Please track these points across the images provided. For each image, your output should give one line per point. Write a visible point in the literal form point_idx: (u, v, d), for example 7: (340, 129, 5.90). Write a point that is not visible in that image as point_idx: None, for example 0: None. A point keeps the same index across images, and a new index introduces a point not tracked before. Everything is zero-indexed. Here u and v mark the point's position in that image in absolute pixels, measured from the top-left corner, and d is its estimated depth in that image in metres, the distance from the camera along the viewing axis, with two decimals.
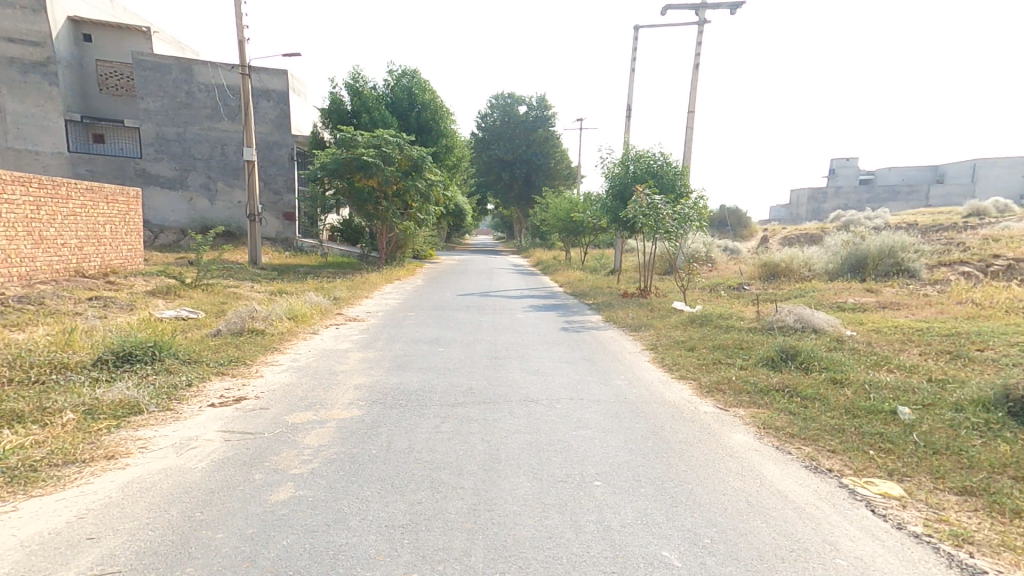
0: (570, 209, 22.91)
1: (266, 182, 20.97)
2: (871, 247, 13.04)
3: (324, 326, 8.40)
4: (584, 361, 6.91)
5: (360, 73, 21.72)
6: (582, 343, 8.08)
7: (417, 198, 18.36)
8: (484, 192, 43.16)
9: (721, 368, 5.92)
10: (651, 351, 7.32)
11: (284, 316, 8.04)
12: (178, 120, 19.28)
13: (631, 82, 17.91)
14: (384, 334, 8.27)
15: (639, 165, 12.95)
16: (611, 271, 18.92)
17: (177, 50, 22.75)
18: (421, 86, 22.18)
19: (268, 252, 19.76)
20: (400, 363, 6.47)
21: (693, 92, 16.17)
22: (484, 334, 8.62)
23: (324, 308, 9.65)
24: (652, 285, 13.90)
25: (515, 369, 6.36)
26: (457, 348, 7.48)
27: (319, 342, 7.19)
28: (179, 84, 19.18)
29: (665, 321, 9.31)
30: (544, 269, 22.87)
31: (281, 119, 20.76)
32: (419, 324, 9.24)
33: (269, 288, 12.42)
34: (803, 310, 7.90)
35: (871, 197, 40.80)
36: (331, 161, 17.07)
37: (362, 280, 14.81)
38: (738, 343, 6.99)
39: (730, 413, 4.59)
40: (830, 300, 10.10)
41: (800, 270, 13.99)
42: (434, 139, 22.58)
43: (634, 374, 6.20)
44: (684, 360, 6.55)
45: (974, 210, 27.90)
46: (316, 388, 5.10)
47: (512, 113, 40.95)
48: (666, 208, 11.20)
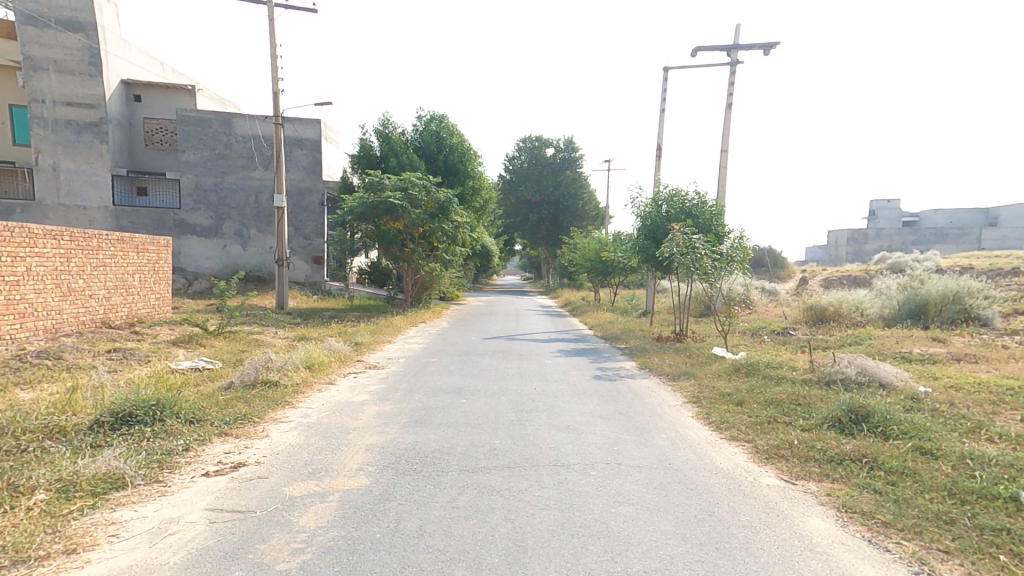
0: (599, 249, 22.51)
1: (297, 227, 21.37)
2: (932, 292, 12.10)
3: (341, 375, 8.04)
4: (619, 415, 6.25)
5: (389, 120, 22.25)
6: (616, 394, 7.42)
7: (443, 240, 18.29)
8: (511, 233, 43.34)
9: (777, 429, 5.25)
10: (693, 405, 6.63)
11: (301, 365, 7.74)
12: (216, 170, 19.98)
13: (661, 122, 17.73)
14: (404, 383, 7.84)
15: (673, 204, 12.49)
16: (643, 313, 18.22)
17: (220, 105, 23.89)
18: (449, 131, 22.54)
19: (297, 296, 19.90)
20: (418, 417, 5.99)
21: (726, 132, 15.83)
22: (511, 383, 8.06)
23: (344, 355, 9.33)
24: (688, 328, 13.16)
25: (543, 425, 5.77)
26: (481, 400, 6.95)
27: (334, 394, 6.82)
28: (219, 135, 19.96)
29: (707, 370, 8.62)
30: (573, 310, 22.33)
31: (314, 166, 21.31)
32: (441, 372, 8.76)
33: (292, 334, 12.27)
34: (865, 361, 7.17)
35: (916, 238, 39.09)
36: (359, 205, 17.25)
37: (387, 324, 14.58)
38: (793, 398, 6.27)
39: (797, 489, 3.92)
40: (892, 349, 9.26)
41: (852, 315, 13.09)
42: (461, 181, 22.75)
43: (677, 432, 5.53)
44: (732, 417, 5.83)
45: None
46: (324, 451, 4.65)
47: (539, 155, 41.48)
48: (704, 248, 10.71)
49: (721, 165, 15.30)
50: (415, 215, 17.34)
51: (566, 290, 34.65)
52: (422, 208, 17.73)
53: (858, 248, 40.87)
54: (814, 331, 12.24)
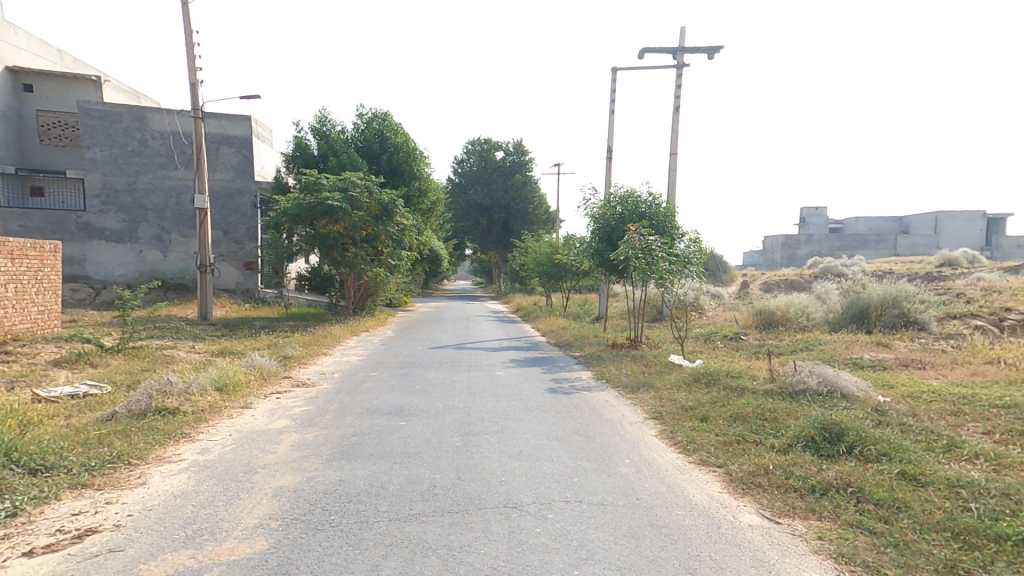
0: (551, 254, 22.05)
1: (226, 230, 19.70)
2: (873, 295, 12.27)
3: (261, 395, 7.01)
4: (576, 436, 5.61)
5: (326, 116, 20.92)
6: (572, 410, 6.79)
7: (388, 243, 17.23)
8: (461, 237, 42.50)
9: (750, 452, 4.76)
10: (656, 422, 6.10)
11: (210, 388, 6.66)
12: (129, 167, 18.06)
13: (611, 124, 17.50)
14: (336, 403, 6.90)
15: (627, 206, 12.16)
16: (596, 319, 17.89)
17: (134, 98, 21.79)
18: (393, 129, 21.45)
19: (225, 304, 18.28)
20: (348, 448, 5.10)
21: (674, 135, 15.76)
22: (457, 400, 7.27)
23: (268, 372, 8.28)
24: (642, 334, 12.88)
25: (493, 454, 5.02)
26: (423, 421, 6.15)
27: (247, 421, 5.84)
28: (131, 131, 18.09)
29: (665, 381, 8.18)
30: (525, 316, 21.70)
31: (244, 165, 19.70)
32: (381, 388, 7.84)
33: (211, 347, 11.01)
34: (824, 369, 6.92)
35: (843, 243, 41.26)
36: (293, 206, 16.00)
37: (324, 334, 13.42)
38: (758, 413, 5.86)
39: (783, 531, 3.39)
40: (843, 355, 9.15)
41: (799, 320, 13.17)
42: (407, 182, 21.69)
43: (642, 457, 4.94)
44: (698, 436, 5.35)
45: (947, 258, 28.20)
46: (214, 501, 3.73)
47: (489, 158, 40.90)
48: (660, 250, 10.39)
49: (670, 168, 15.17)
50: (356, 217, 16.19)
51: (518, 295, 34.14)
52: (364, 210, 16.60)
53: (791, 252, 42.71)
54: (764, 336, 12.18)
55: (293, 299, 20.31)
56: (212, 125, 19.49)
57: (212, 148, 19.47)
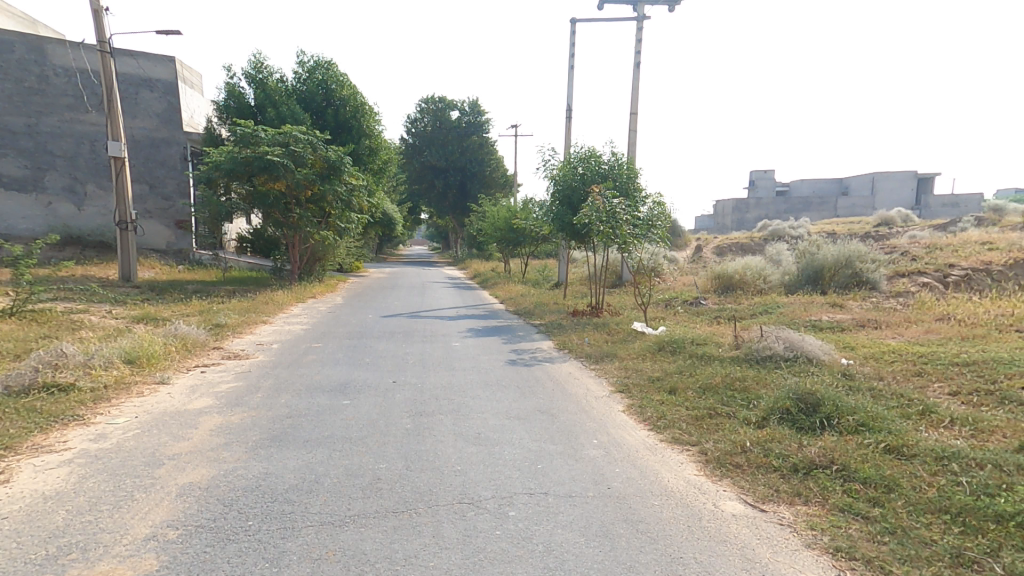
0: (510, 218, 21.35)
1: (153, 185, 17.89)
2: (827, 257, 12.41)
3: (182, 370, 6.17)
4: (539, 416, 5.16)
5: (262, 63, 19.03)
6: (533, 385, 6.35)
7: (335, 204, 16.03)
8: (416, 200, 40.97)
9: (724, 428, 4.43)
10: (623, 396, 5.73)
11: (119, 361, 5.76)
12: (29, 108, 15.97)
13: (570, 80, 16.77)
14: (271, 379, 6.15)
15: (588, 167, 11.58)
16: (556, 285, 17.52)
17: (28, 26, 19.11)
18: (338, 80, 19.80)
19: (154, 267, 16.72)
20: (281, 431, 4.42)
21: (634, 94, 15.19)
22: (410, 374, 6.67)
23: (195, 342, 7.40)
24: (603, 301, 12.60)
25: (447, 438, 4.49)
26: (370, 399, 5.54)
27: (161, 400, 5.05)
28: (27, 64, 15.92)
29: (629, 350, 7.86)
30: (484, 282, 21.08)
31: (170, 113, 17.83)
32: (324, 362, 7.12)
33: (131, 313, 9.90)
34: (790, 334, 6.72)
35: (789, 207, 42.37)
36: (227, 160, 14.53)
37: (264, 300, 12.38)
38: (727, 383, 5.59)
39: (769, 520, 3.04)
40: (803, 318, 9.09)
41: (756, 283, 13.19)
42: (355, 139, 20.23)
43: (612, 437, 4.54)
44: (669, 411, 5.00)
45: (884, 219, 29.30)
46: (96, 507, 3.03)
47: (443, 117, 39.18)
48: (624, 213, 9.96)
49: (630, 128, 14.65)
50: (299, 174, 14.86)
51: (476, 260, 33.33)
52: (307, 167, 15.27)
53: (741, 217, 43.60)
54: (722, 300, 12.13)
55: (233, 263, 18.85)
56: (130, 66, 17.36)
57: (131, 92, 17.40)
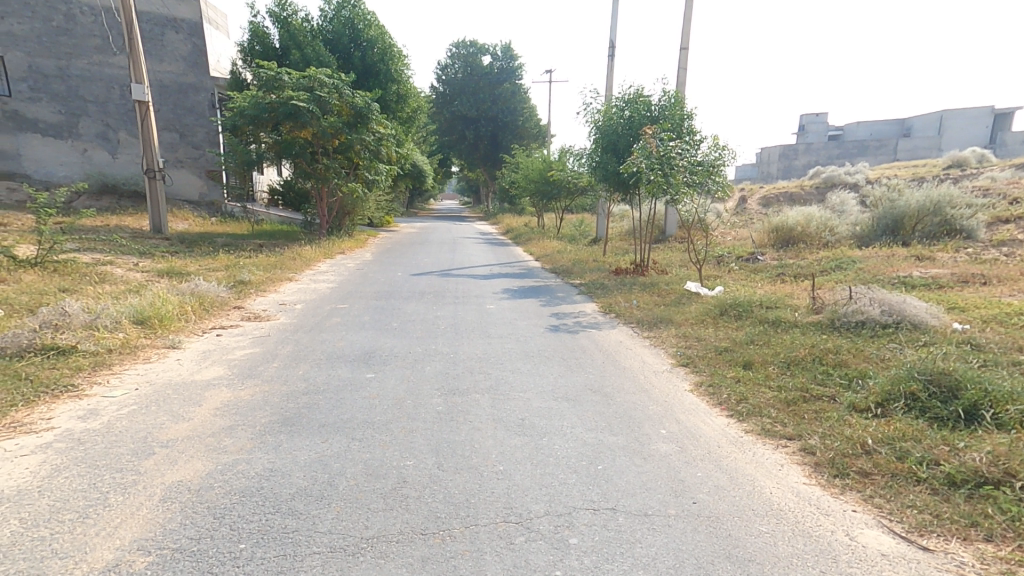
0: (544, 169, 20.12)
1: (183, 133, 17.42)
2: (909, 204, 11.01)
3: (196, 332, 5.60)
4: (592, 396, 4.41)
5: (286, 0, 17.89)
6: (580, 357, 5.58)
7: (364, 154, 15.22)
8: (446, 152, 39.77)
9: (828, 417, 3.55)
10: (689, 370, 4.90)
11: (127, 321, 5.18)
12: (58, 50, 15.48)
13: (616, 11, 15.20)
14: (291, 346, 5.53)
15: (635, 110, 10.31)
16: (595, 241, 16.54)
17: None
18: (365, 19, 18.59)
19: (186, 218, 16.48)
20: (293, 412, 3.79)
21: (688, 25, 13.53)
22: (440, 342, 5.98)
23: (214, 300, 6.87)
24: (648, 258, 11.58)
25: (485, 426, 3.77)
26: (396, 373, 4.87)
27: (167, 368, 4.46)
28: (55, 2, 15.30)
29: (685, 314, 6.95)
30: (515, 238, 20.17)
31: (196, 56, 17.12)
32: (349, 326, 6.48)
33: (157, 266, 9.51)
34: (886, 295, 5.67)
35: (841, 151, 38.85)
36: (250, 105, 13.75)
37: (293, 256, 11.88)
38: (817, 355, 4.66)
39: (942, 568, 2.21)
40: (889, 273, 7.93)
41: (821, 235, 11.89)
42: (383, 84, 19.14)
43: (685, 426, 3.73)
44: (749, 391, 4.14)
45: (956, 159, 26.44)
46: (56, 517, 2.45)
47: (474, 63, 37.28)
48: (682, 157, 8.82)
49: (682, 64, 13.14)
50: (325, 121, 13.99)
51: (507, 215, 32.27)
52: (334, 114, 14.39)
53: (788, 164, 40.57)
54: (783, 255, 10.95)
55: (263, 216, 18.45)
56: (153, 4, 16.54)
57: (156, 32, 16.64)
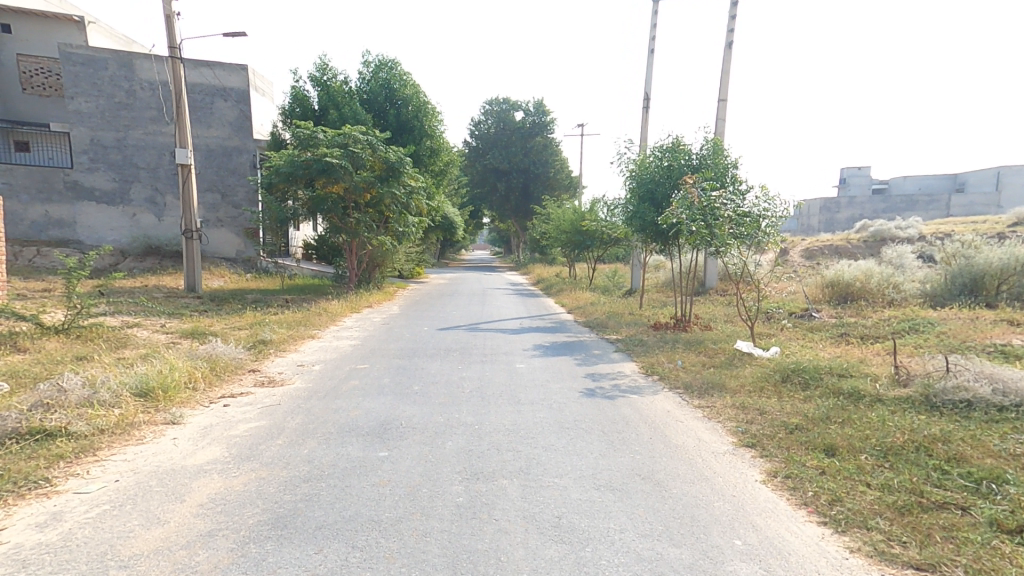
0: (576, 220, 19.84)
1: (225, 194, 18.00)
2: (989, 263, 10.09)
3: (202, 404, 5.19)
4: (642, 485, 3.67)
5: (326, 65, 18.76)
6: (622, 431, 4.84)
7: (394, 208, 15.27)
8: (478, 204, 40.41)
9: (965, 539, 2.76)
10: (756, 454, 4.11)
11: (128, 396, 4.84)
12: (116, 122, 16.41)
13: (649, 64, 15.21)
14: (301, 417, 5.04)
15: (676, 161, 9.85)
16: (629, 292, 15.97)
17: (123, 44, 20.09)
18: (400, 80, 19.21)
19: (222, 275, 16.73)
20: (286, 509, 3.21)
21: (724, 78, 13.31)
22: (463, 410, 5.38)
23: (229, 364, 6.53)
24: (690, 313, 10.87)
25: (514, 528, 3.10)
26: (413, 451, 4.27)
27: (157, 450, 4.01)
28: (118, 80, 16.37)
29: (739, 378, 6.17)
30: (547, 289, 19.68)
31: (241, 122, 17.90)
32: (366, 391, 5.96)
33: (182, 327, 9.34)
34: (995, 370, 4.85)
35: (888, 206, 37.30)
36: (286, 164, 14.04)
37: (319, 311, 11.66)
38: (921, 444, 3.85)
39: None
40: (980, 341, 7.00)
41: (886, 292, 10.96)
42: (416, 140, 19.57)
43: (767, 536, 2.96)
44: (842, 490, 3.33)
45: (1020, 219, 24.87)
46: None
47: (508, 119, 38.22)
48: (727, 207, 8.21)
49: (720, 116, 12.79)
50: (357, 177, 14.15)
51: (539, 266, 32.10)
52: (367, 169, 14.56)
53: (830, 217, 39.02)
54: (844, 312, 10.08)
55: (296, 270, 18.64)
56: (205, 76, 17.53)
57: (206, 101, 17.59)
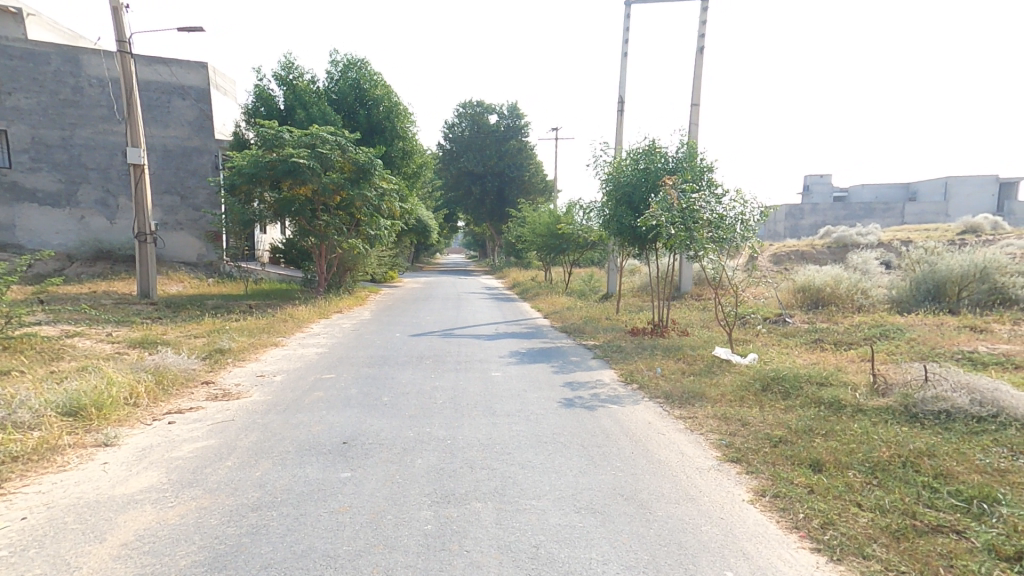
0: (551, 224, 19.65)
1: (185, 195, 17.21)
2: (952, 268, 10.23)
3: (142, 422, 4.76)
4: (625, 507, 3.41)
5: (293, 63, 18.15)
6: (602, 445, 4.58)
7: (365, 211, 14.79)
8: (452, 208, 40.00)
9: (966, 568, 2.58)
10: (742, 469, 3.91)
11: (54, 416, 4.41)
12: (61, 120, 15.50)
13: (623, 68, 15.15)
14: (257, 433, 4.64)
15: (651, 165, 9.73)
16: (605, 297, 15.86)
17: (67, 37, 19.07)
18: (370, 80, 18.73)
19: (182, 279, 15.95)
20: (228, 546, 2.84)
21: (696, 84, 13.32)
22: (436, 423, 5.05)
23: (179, 376, 6.06)
24: (667, 318, 10.77)
25: (487, 561, 2.79)
26: (378, 471, 3.92)
27: (78, 479, 3.61)
28: (62, 76, 15.47)
29: (720, 386, 6.03)
30: (523, 294, 19.42)
31: (202, 120, 17.16)
32: (331, 404, 5.56)
33: (130, 337, 8.72)
34: (974, 380, 4.77)
35: (849, 213, 38.23)
36: (249, 164, 13.41)
37: (284, 317, 11.12)
38: (909, 460, 3.68)
39: None
40: (949, 348, 7.01)
41: (854, 297, 11.04)
42: (388, 142, 19.10)
43: (759, 567, 2.73)
44: (833, 512, 3.14)
45: (970, 226, 25.81)
46: None
47: (481, 122, 38.00)
48: (705, 210, 8.11)
49: (692, 121, 12.79)
50: (326, 178, 13.64)
51: (513, 270, 31.86)
52: (335, 170, 14.06)
53: (794, 224, 39.56)
54: (813, 318, 10.09)
55: (261, 274, 17.95)
56: (162, 72, 16.74)
57: (163, 99, 16.78)
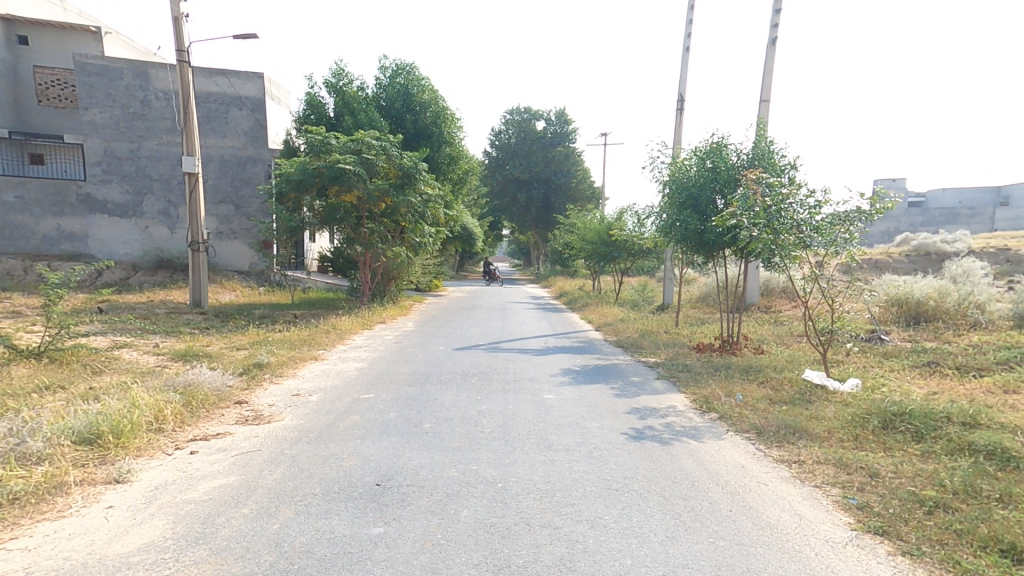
0: (601, 231, 18.71)
1: (240, 205, 17.42)
2: None
3: (162, 454, 4.24)
4: None
5: (342, 71, 18.15)
6: (688, 496, 3.70)
7: (409, 218, 14.41)
8: (497, 216, 39.62)
9: None
10: (896, 548, 2.94)
11: (67, 446, 3.96)
12: (131, 133, 16.01)
13: (683, 64, 14.16)
14: (282, 469, 4.03)
15: (723, 163, 8.67)
16: (659, 308, 14.75)
17: (139, 55, 20.00)
18: (417, 85, 18.49)
19: (233, 288, 16.06)
20: None
21: (768, 76, 12.18)
22: (484, 460, 4.31)
23: (211, 396, 5.59)
24: (737, 333, 9.62)
25: None
26: (417, 527, 3.21)
27: (70, 531, 3.05)
28: (133, 89, 15.98)
29: (824, 419, 4.99)
30: (571, 304, 18.53)
31: (257, 131, 17.37)
32: (367, 431, 4.93)
33: (175, 348, 8.50)
34: None
35: (927, 218, 34.95)
36: (296, 171, 13.27)
37: (327, 329, 10.76)
38: None
39: None
40: None
41: (966, 312, 9.61)
42: (434, 148, 18.78)
43: None
44: None
45: None
46: None
47: (529, 129, 37.44)
48: (791, 211, 7.06)
49: (763, 116, 11.65)
50: (371, 185, 13.35)
51: (560, 279, 30.99)
52: (381, 176, 13.74)
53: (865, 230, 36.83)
54: (918, 335, 8.80)
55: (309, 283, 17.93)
56: (220, 85, 17.08)
57: (221, 110, 17.10)
